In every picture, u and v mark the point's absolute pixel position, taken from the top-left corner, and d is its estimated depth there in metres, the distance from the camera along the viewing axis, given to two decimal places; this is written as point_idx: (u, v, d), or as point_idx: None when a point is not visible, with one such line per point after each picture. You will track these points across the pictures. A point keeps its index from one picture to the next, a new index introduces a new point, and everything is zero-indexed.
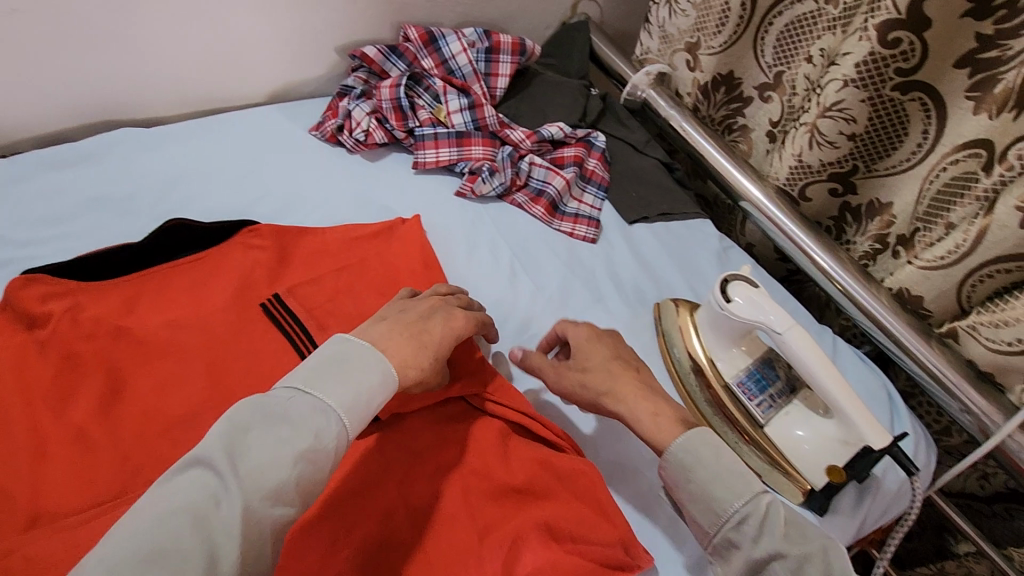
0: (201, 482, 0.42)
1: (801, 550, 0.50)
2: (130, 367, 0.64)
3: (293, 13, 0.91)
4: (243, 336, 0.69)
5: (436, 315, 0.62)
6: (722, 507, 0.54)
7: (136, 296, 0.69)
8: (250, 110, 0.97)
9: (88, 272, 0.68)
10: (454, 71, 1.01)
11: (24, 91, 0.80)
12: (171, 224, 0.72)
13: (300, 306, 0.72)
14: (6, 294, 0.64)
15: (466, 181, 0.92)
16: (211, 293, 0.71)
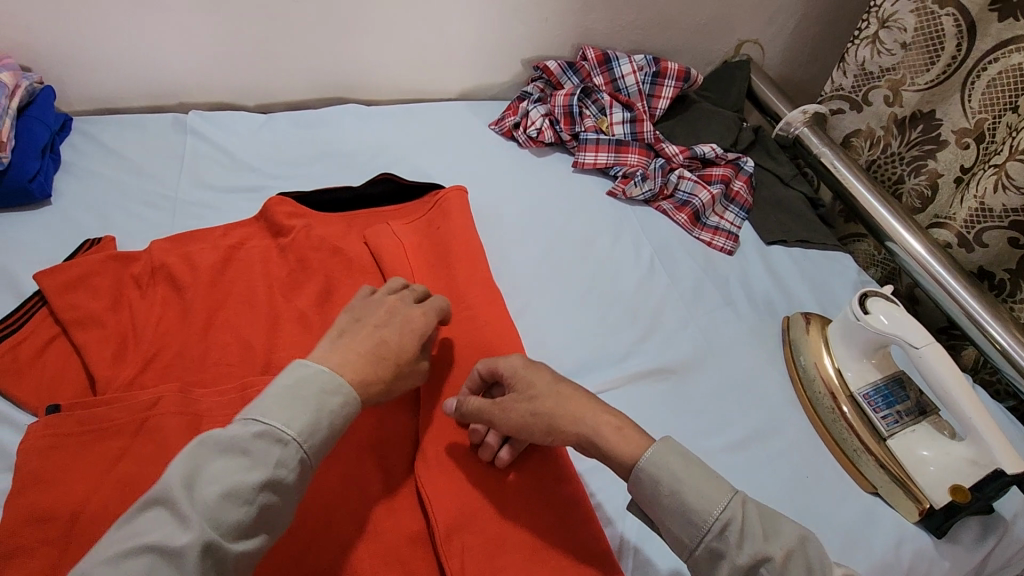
0: (159, 518, 0.47)
1: (781, 548, 0.51)
2: (340, 277, 0.80)
3: (497, 26, 1.09)
4: (423, 270, 0.82)
5: (390, 320, 0.64)
6: (700, 516, 0.53)
7: (351, 231, 0.86)
8: (443, 104, 1.15)
9: (319, 204, 0.88)
10: (620, 89, 1.12)
11: (290, 65, 1.03)
12: (381, 178, 0.91)
13: (470, 255, 0.84)
14: (266, 208, 0.84)
15: (619, 183, 1.03)
16: (403, 233, 0.86)
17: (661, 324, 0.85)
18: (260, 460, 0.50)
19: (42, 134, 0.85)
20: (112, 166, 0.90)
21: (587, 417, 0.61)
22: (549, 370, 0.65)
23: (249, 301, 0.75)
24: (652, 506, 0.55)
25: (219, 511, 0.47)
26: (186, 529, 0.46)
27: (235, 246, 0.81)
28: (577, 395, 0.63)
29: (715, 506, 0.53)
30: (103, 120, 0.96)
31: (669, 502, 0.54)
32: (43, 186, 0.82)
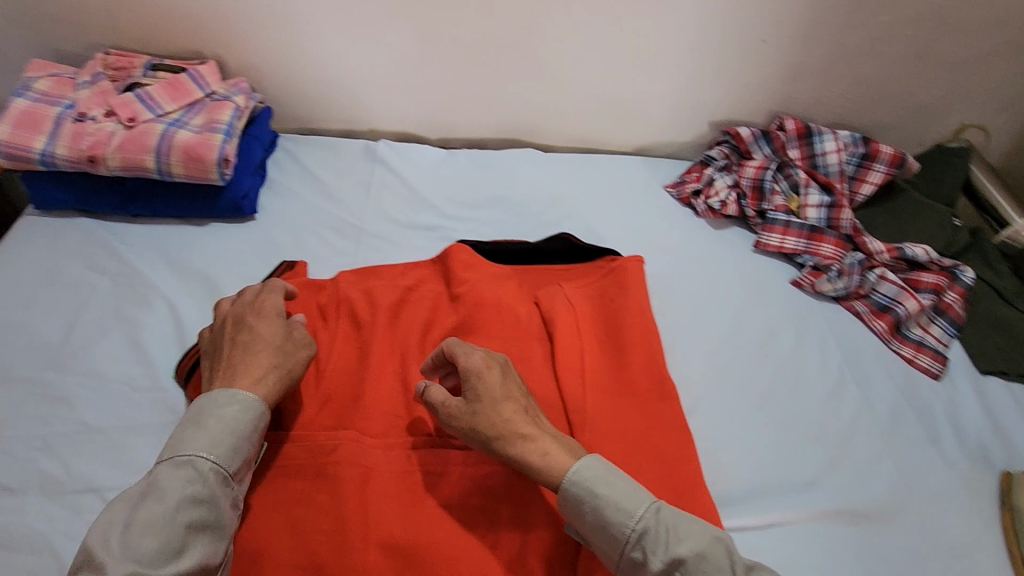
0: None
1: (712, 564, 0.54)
2: (509, 337, 0.78)
3: (693, 85, 1.03)
4: (595, 342, 0.78)
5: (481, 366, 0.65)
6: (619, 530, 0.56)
7: (523, 288, 0.84)
8: (619, 157, 1.10)
9: (496, 255, 0.87)
10: (819, 167, 1.02)
11: (478, 104, 1.04)
12: (560, 238, 0.89)
13: (647, 334, 0.78)
14: (447, 254, 0.84)
15: (808, 273, 0.93)
16: (575, 297, 0.82)
17: (850, 453, 0.75)
18: (195, 500, 0.54)
19: (257, 154, 0.90)
20: (307, 187, 0.94)
21: (520, 426, 0.61)
22: (503, 374, 0.65)
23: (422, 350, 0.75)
24: (580, 522, 0.58)
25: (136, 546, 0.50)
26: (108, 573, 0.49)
27: (411, 289, 0.81)
28: (502, 387, 0.64)
29: (631, 518, 0.56)
30: (303, 139, 1.01)
31: (591, 519, 0.57)
32: (252, 204, 0.87)
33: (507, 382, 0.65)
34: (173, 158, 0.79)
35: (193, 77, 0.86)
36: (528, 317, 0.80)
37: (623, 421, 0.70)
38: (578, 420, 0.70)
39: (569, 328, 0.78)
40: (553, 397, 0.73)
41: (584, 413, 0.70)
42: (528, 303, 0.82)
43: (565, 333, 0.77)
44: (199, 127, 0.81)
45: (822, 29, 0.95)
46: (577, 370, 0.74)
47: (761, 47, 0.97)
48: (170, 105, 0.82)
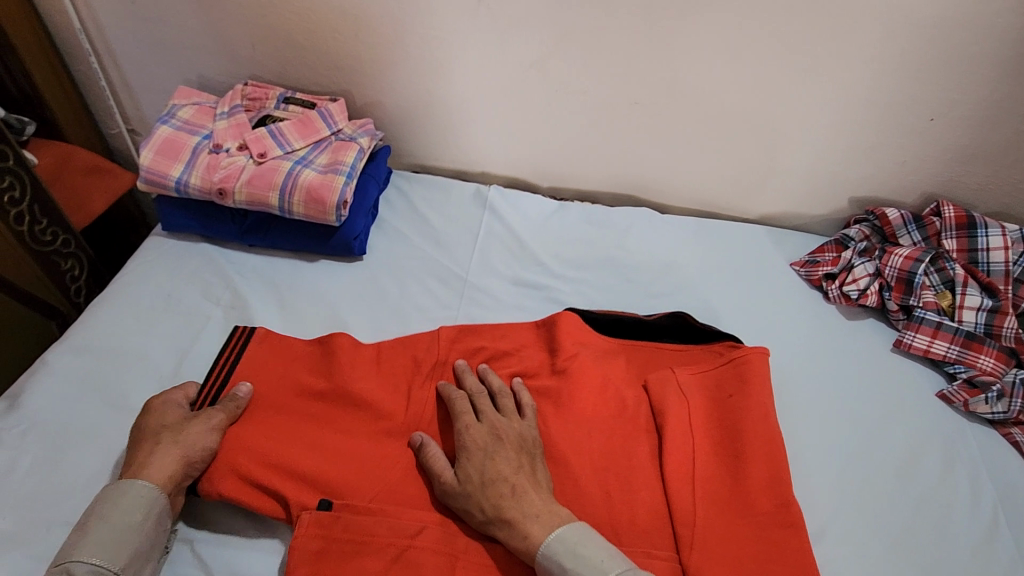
0: None
1: None
2: (612, 424, 0.72)
3: (839, 159, 0.93)
4: (707, 443, 0.70)
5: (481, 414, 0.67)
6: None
7: (634, 369, 0.78)
8: (741, 225, 1.02)
9: (605, 327, 0.82)
10: (980, 263, 0.90)
11: (597, 157, 0.99)
12: (676, 316, 0.82)
13: (767, 442, 0.69)
14: (553, 320, 0.79)
15: (960, 388, 0.81)
16: (688, 386, 0.74)
17: None
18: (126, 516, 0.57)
19: (373, 193, 0.89)
20: (415, 229, 0.93)
21: (506, 508, 0.60)
22: (501, 438, 0.65)
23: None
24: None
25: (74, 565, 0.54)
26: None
27: (514, 354, 0.77)
28: (505, 457, 0.63)
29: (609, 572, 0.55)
30: (415, 178, 1.00)
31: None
32: (362, 245, 0.85)
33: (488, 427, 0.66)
34: (296, 199, 0.79)
35: (323, 114, 0.86)
36: (636, 404, 0.74)
37: (738, 545, 0.63)
38: (688, 536, 0.63)
39: (683, 424, 0.71)
40: (656, 503, 0.66)
41: (694, 528, 0.63)
42: (638, 385, 0.76)
43: (677, 430, 0.70)
44: (323, 168, 0.82)
45: (1007, 112, 0.84)
46: (689, 476, 0.67)
47: (928, 125, 0.87)
48: (299, 143, 0.83)
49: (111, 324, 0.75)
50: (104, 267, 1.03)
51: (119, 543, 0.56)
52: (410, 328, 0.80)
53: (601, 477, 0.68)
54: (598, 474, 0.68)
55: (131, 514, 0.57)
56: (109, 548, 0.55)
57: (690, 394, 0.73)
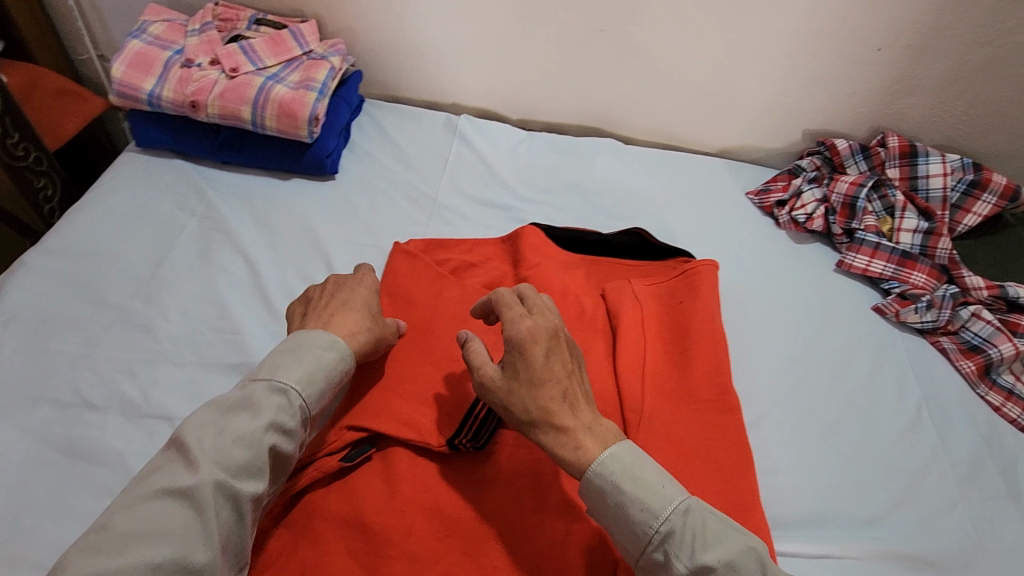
0: (174, 511, 0.50)
1: (730, 560, 0.51)
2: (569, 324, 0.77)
3: (794, 90, 0.97)
4: (659, 339, 0.76)
5: (537, 313, 0.63)
6: (643, 528, 0.53)
7: (592, 282, 0.83)
8: (702, 158, 1.07)
9: (565, 242, 0.86)
10: (920, 190, 0.96)
11: (564, 88, 1.03)
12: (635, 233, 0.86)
13: (712, 337, 0.75)
14: (517, 235, 0.84)
15: (893, 301, 0.87)
16: (643, 292, 0.80)
17: (919, 496, 0.71)
18: (263, 412, 0.56)
19: (344, 114, 0.91)
20: (386, 153, 0.96)
21: (557, 416, 0.58)
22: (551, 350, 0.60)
23: (491, 324, 0.73)
24: (604, 514, 0.55)
25: (225, 454, 0.53)
26: (193, 473, 0.51)
27: (476, 264, 0.82)
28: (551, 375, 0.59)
29: (663, 506, 0.53)
30: (387, 106, 1.03)
31: (615, 512, 0.54)
32: (334, 163, 0.88)
33: (541, 328, 0.61)
34: (268, 112, 0.81)
35: (294, 33, 0.87)
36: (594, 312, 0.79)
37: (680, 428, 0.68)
38: (635, 424, 0.68)
39: (637, 325, 0.76)
40: (608, 391, 0.72)
41: (642, 414, 0.68)
42: (595, 297, 0.81)
43: (630, 331, 0.75)
44: (294, 84, 0.84)
45: (947, 43, 0.89)
46: (640, 370, 0.72)
47: (876, 55, 0.91)
48: (271, 60, 0.85)
49: (88, 230, 0.77)
50: (76, 189, 1.04)
51: (318, 397, 0.60)
52: (380, 241, 0.84)
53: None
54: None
55: (329, 367, 0.61)
56: (314, 391, 0.59)
57: (643, 302, 0.78)
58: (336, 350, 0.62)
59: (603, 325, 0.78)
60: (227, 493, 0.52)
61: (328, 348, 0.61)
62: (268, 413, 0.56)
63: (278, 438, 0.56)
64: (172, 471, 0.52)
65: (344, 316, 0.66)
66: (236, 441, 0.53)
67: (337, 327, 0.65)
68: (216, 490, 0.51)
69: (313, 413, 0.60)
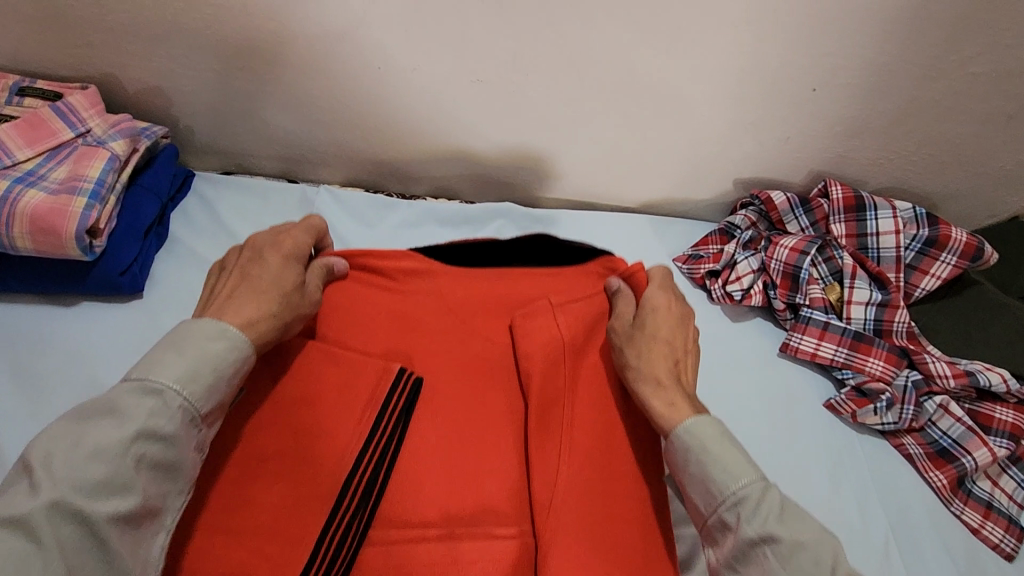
0: (3, 547, 0.38)
1: (793, 537, 0.45)
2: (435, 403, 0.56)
3: (718, 139, 0.81)
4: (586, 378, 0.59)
5: (661, 319, 0.61)
6: (719, 489, 0.48)
7: (502, 306, 0.64)
8: (620, 217, 0.90)
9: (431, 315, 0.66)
10: (869, 249, 0.82)
11: (446, 146, 0.84)
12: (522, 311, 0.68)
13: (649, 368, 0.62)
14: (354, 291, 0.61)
15: (849, 397, 0.73)
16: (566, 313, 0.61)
17: None
18: (128, 415, 0.43)
19: (150, 208, 0.70)
20: (218, 249, 0.75)
21: (658, 374, 0.57)
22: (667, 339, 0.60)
23: (335, 425, 0.52)
24: (685, 479, 0.51)
25: (77, 471, 0.40)
26: (35, 496, 0.40)
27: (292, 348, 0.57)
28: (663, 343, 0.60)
29: (735, 482, 0.48)
30: (223, 180, 0.81)
31: (695, 472, 0.50)
32: (134, 279, 0.67)
33: (676, 333, 0.62)
34: (16, 230, 0.59)
35: (61, 109, 0.65)
36: (495, 355, 0.61)
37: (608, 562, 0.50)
38: (554, 512, 0.51)
39: (550, 392, 0.57)
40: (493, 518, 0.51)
41: (564, 517, 0.51)
42: (500, 326, 0.63)
43: (540, 404, 0.56)
44: (58, 184, 0.62)
45: (893, 79, 0.74)
46: (556, 448, 0.54)
47: (811, 96, 0.76)
48: (26, 152, 0.63)
49: None
50: None
51: (206, 394, 0.46)
52: None
53: (460, 463, 0.53)
54: (443, 463, 0.53)
55: (217, 362, 0.47)
56: (199, 389, 0.45)
57: (564, 326, 0.60)
58: (235, 351, 0.48)
59: (510, 367, 0.60)
60: (77, 523, 0.40)
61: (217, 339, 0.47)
62: (135, 418, 0.42)
63: (153, 448, 0.43)
64: (13, 496, 0.40)
65: (247, 298, 0.53)
66: (92, 457, 0.41)
67: (237, 310, 0.51)
68: (59, 515, 0.39)
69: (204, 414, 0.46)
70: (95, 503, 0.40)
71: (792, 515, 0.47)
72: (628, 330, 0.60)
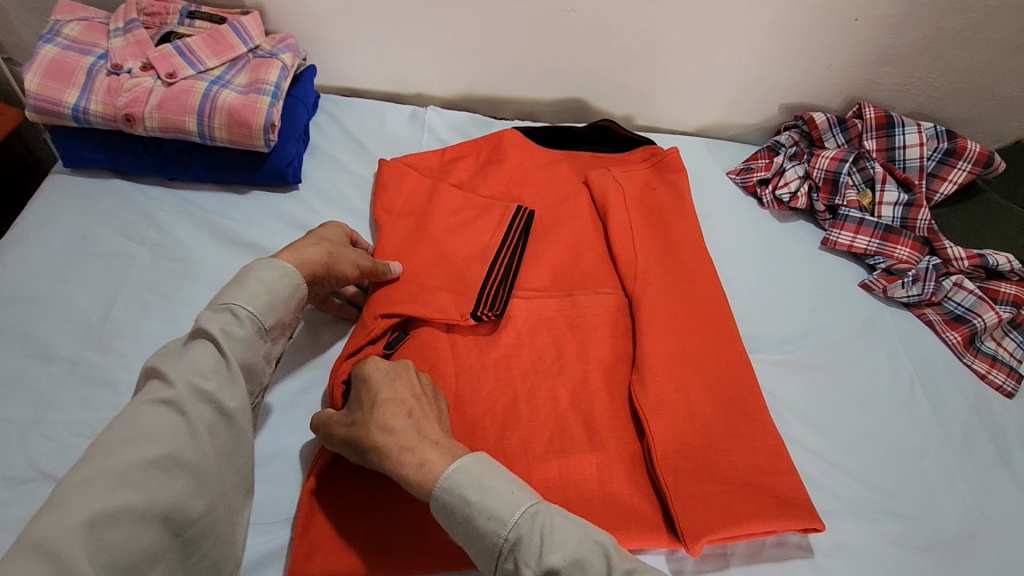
0: (166, 419, 0.52)
1: (572, 559, 0.50)
2: (539, 240, 0.83)
3: (770, 66, 0.95)
4: (637, 213, 0.86)
5: (377, 379, 0.62)
6: (495, 534, 0.51)
7: (572, 159, 0.93)
8: (680, 139, 1.04)
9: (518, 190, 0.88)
10: (897, 160, 0.95)
11: (537, 73, 0.97)
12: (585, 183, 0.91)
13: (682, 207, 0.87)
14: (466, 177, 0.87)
15: (879, 277, 0.88)
16: (627, 181, 0.89)
17: (921, 471, 0.71)
18: (226, 320, 0.58)
19: (301, 115, 0.83)
20: (351, 155, 0.88)
21: (398, 430, 0.57)
22: (405, 381, 0.62)
23: (486, 226, 0.81)
24: (454, 533, 0.53)
25: (193, 374, 0.54)
26: (172, 387, 0.53)
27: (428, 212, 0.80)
28: (398, 404, 0.59)
29: (505, 522, 0.52)
30: (346, 101, 0.94)
31: (465, 526, 0.52)
32: (296, 171, 0.80)
33: (402, 384, 0.61)
34: (217, 121, 0.72)
35: (236, 28, 0.78)
36: (581, 203, 0.88)
37: (670, 305, 0.77)
38: (649, 296, 0.77)
39: (620, 213, 0.85)
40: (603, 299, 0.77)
41: (647, 285, 0.78)
42: (578, 186, 0.89)
43: (617, 227, 0.83)
44: (243, 87, 0.75)
45: (922, 10, 0.88)
46: (635, 252, 0.81)
47: (853, 26, 0.89)
48: (212, 60, 0.75)
49: (23, 270, 0.68)
50: None
51: (269, 310, 0.60)
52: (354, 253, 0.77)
53: (575, 263, 0.82)
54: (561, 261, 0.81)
55: (275, 287, 0.61)
56: (263, 305, 0.60)
57: (623, 183, 0.88)
58: (289, 280, 0.62)
59: (591, 211, 0.87)
60: (205, 398, 0.54)
61: (268, 269, 0.61)
62: (221, 336, 0.56)
63: (241, 351, 0.57)
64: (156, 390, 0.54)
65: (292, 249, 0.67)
66: (201, 356, 0.55)
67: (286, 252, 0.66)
68: (192, 397, 0.53)
69: (269, 325, 0.60)
70: (213, 386, 0.54)
71: (577, 549, 0.51)
72: (347, 434, 0.59)
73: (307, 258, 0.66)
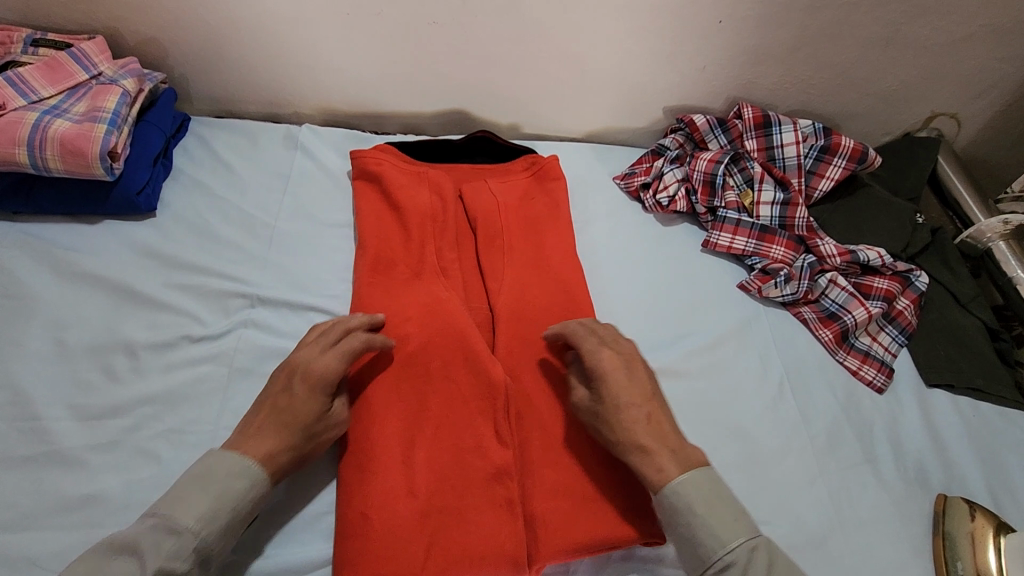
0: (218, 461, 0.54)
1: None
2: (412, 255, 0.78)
3: (647, 70, 0.95)
4: (517, 225, 0.84)
5: (610, 378, 0.63)
6: (706, 554, 0.53)
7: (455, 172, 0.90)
8: (568, 146, 1.03)
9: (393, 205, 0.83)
10: (776, 159, 0.96)
11: (413, 86, 0.96)
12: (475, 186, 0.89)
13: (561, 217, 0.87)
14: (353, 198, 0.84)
15: (756, 278, 0.88)
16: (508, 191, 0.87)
17: (781, 473, 0.71)
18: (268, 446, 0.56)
19: (157, 140, 0.81)
20: (217, 177, 0.86)
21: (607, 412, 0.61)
22: (635, 374, 0.64)
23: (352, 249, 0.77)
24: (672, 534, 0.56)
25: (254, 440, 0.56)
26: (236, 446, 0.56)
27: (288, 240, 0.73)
28: (625, 395, 0.62)
29: (721, 547, 0.53)
30: (216, 122, 0.93)
31: (686, 537, 0.55)
32: (149, 198, 0.78)
33: (633, 387, 0.63)
34: (49, 152, 0.70)
35: (75, 55, 0.76)
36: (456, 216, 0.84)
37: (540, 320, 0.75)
38: (519, 313, 0.75)
39: (495, 229, 0.82)
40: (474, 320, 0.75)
41: (520, 301, 0.77)
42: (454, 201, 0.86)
43: (495, 243, 0.81)
44: (80, 116, 0.73)
45: (784, 9, 0.88)
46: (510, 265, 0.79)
47: (719, 28, 0.89)
48: (48, 90, 0.74)
49: None
50: None
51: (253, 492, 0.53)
52: (207, 278, 0.75)
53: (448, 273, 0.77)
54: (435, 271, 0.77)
55: (237, 499, 0.53)
56: (216, 530, 0.51)
57: (499, 196, 0.85)
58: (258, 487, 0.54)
59: (465, 225, 0.84)
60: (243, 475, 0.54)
61: (236, 479, 0.53)
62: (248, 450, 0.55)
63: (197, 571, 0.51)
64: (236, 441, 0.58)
65: (265, 435, 0.57)
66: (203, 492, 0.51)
67: (254, 448, 0.56)
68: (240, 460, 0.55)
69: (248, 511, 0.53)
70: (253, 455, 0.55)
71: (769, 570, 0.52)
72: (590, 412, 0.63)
73: (292, 431, 0.57)
